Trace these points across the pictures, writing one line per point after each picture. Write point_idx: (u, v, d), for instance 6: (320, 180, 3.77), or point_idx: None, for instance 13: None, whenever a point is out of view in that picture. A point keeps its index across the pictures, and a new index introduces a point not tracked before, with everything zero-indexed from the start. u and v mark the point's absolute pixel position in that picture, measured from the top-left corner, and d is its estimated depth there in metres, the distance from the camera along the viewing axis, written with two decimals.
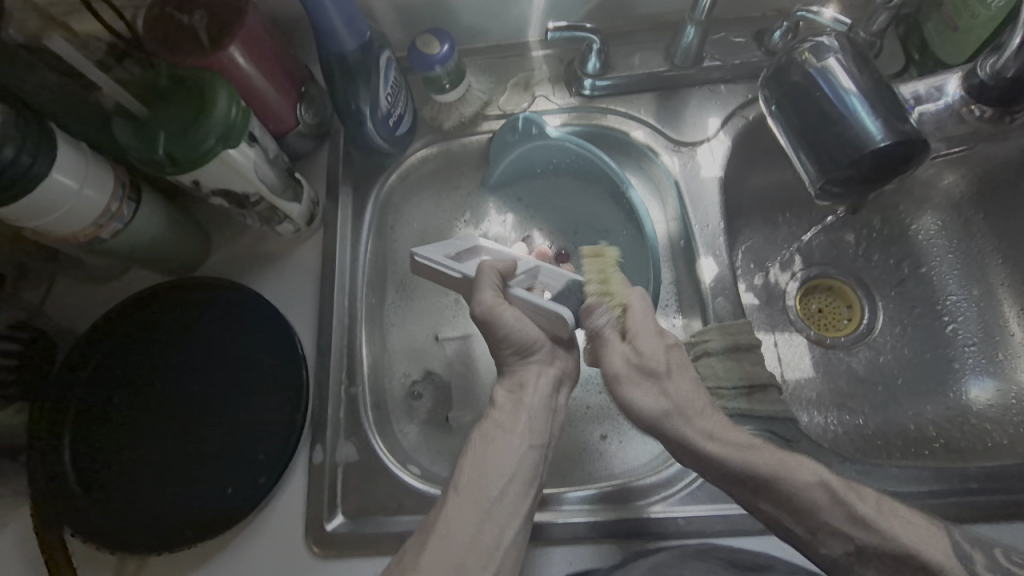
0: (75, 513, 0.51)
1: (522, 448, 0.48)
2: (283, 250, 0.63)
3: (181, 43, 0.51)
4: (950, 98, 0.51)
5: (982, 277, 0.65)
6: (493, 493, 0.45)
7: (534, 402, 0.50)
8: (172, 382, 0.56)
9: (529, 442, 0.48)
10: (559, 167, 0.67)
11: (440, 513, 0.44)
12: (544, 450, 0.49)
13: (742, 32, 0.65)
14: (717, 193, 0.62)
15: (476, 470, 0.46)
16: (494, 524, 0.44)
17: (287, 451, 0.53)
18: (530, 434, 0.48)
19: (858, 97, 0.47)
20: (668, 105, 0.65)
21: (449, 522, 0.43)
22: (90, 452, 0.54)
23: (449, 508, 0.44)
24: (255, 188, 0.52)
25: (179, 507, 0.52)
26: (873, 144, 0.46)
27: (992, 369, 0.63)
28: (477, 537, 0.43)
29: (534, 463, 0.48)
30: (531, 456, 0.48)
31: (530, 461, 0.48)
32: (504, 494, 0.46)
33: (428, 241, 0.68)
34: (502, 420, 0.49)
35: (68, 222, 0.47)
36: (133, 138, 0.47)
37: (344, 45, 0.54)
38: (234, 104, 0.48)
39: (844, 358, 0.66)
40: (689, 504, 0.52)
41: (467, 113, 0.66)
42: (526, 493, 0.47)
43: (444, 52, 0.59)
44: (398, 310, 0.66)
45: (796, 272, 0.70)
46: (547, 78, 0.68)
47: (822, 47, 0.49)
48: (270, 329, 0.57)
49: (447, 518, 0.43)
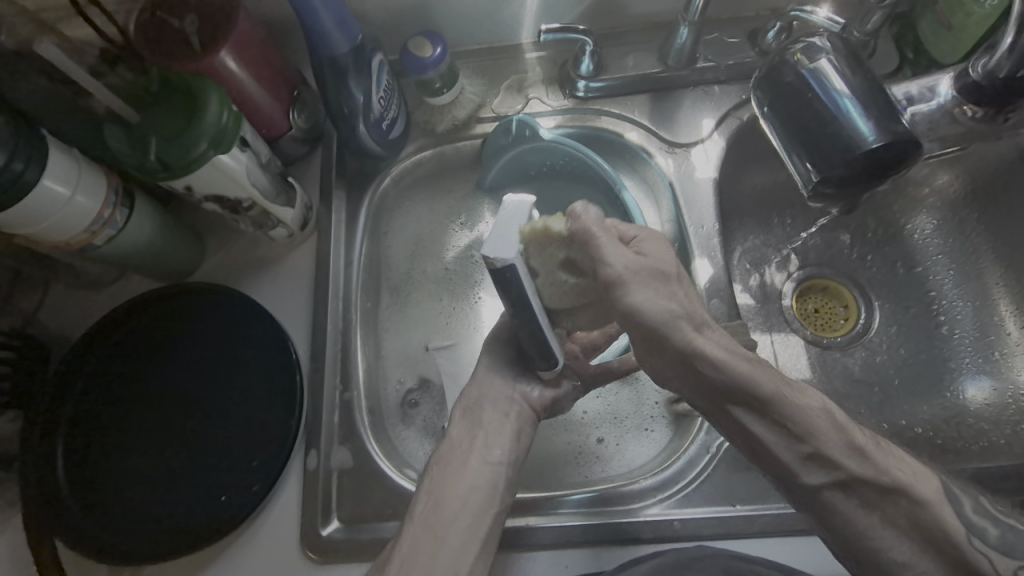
0: (70, 521, 0.51)
1: (476, 465, 0.48)
2: (277, 254, 0.63)
3: (171, 48, 0.51)
4: (943, 99, 0.51)
5: (977, 276, 0.65)
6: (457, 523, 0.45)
7: (490, 421, 0.50)
8: (165, 390, 0.56)
9: (483, 459, 0.48)
10: (553, 169, 0.66)
11: (394, 546, 0.44)
12: (503, 467, 0.49)
13: (735, 32, 0.65)
14: (711, 193, 0.62)
15: (429, 499, 0.46)
16: (448, 549, 0.44)
17: (282, 458, 0.53)
18: (482, 453, 0.48)
19: (851, 98, 0.47)
20: (662, 107, 0.65)
21: (409, 552, 0.43)
22: (83, 460, 0.53)
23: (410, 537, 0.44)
24: (248, 193, 0.52)
25: (173, 515, 0.52)
26: (866, 145, 0.46)
27: (988, 369, 0.63)
28: (431, 565, 0.43)
29: (492, 478, 0.48)
30: (487, 473, 0.48)
31: (489, 477, 0.48)
32: (460, 520, 0.45)
33: (422, 245, 0.68)
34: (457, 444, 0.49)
35: (59, 229, 0.47)
36: (126, 145, 0.47)
37: (335, 48, 0.54)
38: (225, 110, 0.48)
39: (840, 359, 0.66)
40: (686, 507, 0.52)
41: (461, 115, 0.66)
42: (489, 512, 0.46)
43: (436, 55, 0.59)
44: (393, 315, 0.66)
45: (792, 272, 0.70)
46: (541, 80, 0.67)
47: (815, 48, 0.49)
48: (265, 334, 0.57)
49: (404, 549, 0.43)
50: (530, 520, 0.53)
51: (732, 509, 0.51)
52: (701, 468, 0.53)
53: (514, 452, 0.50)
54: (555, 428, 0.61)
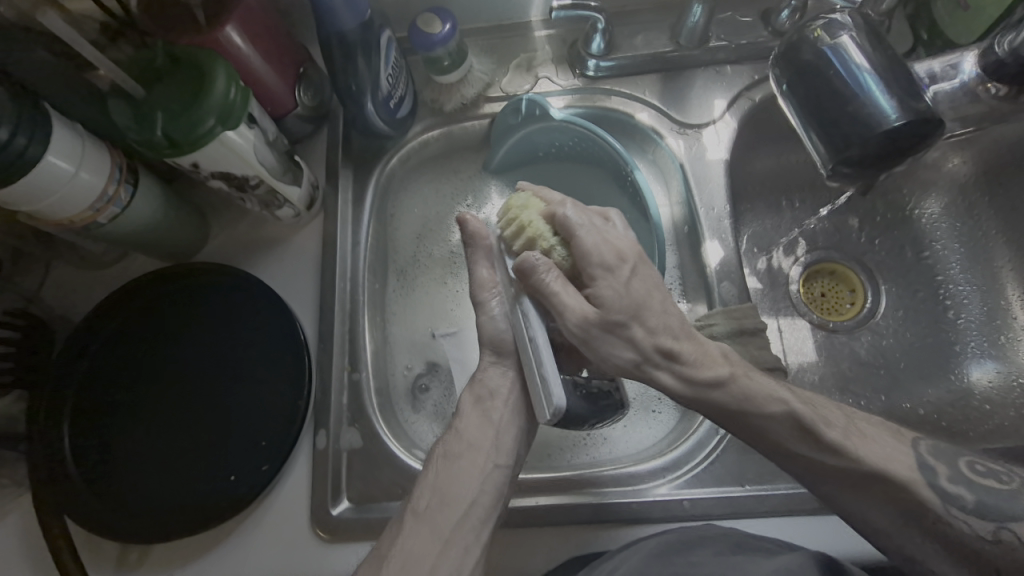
0: (79, 499, 0.51)
1: (488, 466, 0.47)
2: (282, 235, 0.62)
3: (176, 22, 0.50)
4: (966, 76, 0.51)
5: (986, 261, 0.65)
6: (453, 520, 0.44)
7: (502, 420, 0.49)
8: (173, 370, 0.55)
9: (494, 462, 0.47)
10: (562, 150, 0.66)
11: (396, 538, 0.43)
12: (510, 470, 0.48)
13: (748, 11, 0.64)
14: (722, 175, 0.61)
15: (436, 494, 0.45)
16: (453, 552, 0.43)
17: (291, 438, 0.53)
18: (494, 455, 0.47)
19: (872, 75, 0.46)
20: (673, 87, 0.64)
21: (409, 547, 0.42)
22: (90, 440, 0.53)
23: (406, 536, 0.43)
24: (255, 170, 0.51)
25: (182, 495, 0.52)
26: (887, 123, 0.46)
27: (994, 353, 0.63)
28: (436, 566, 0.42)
29: (500, 482, 0.47)
30: (496, 477, 0.47)
31: (496, 480, 0.47)
32: (464, 522, 0.45)
33: (429, 227, 0.68)
34: (467, 437, 0.48)
35: (63, 206, 0.46)
36: (130, 119, 0.46)
37: (343, 22, 0.52)
38: (232, 84, 0.47)
39: (847, 343, 0.66)
40: (695, 487, 0.52)
41: (469, 94, 0.65)
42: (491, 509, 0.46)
43: (445, 32, 0.58)
44: (400, 298, 0.65)
45: (800, 256, 0.70)
46: (550, 59, 0.66)
47: (836, 24, 0.48)
48: (272, 314, 0.56)
49: (405, 545, 0.43)
50: (540, 500, 0.53)
51: (742, 489, 0.52)
52: (710, 449, 0.54)
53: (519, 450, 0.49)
54: None
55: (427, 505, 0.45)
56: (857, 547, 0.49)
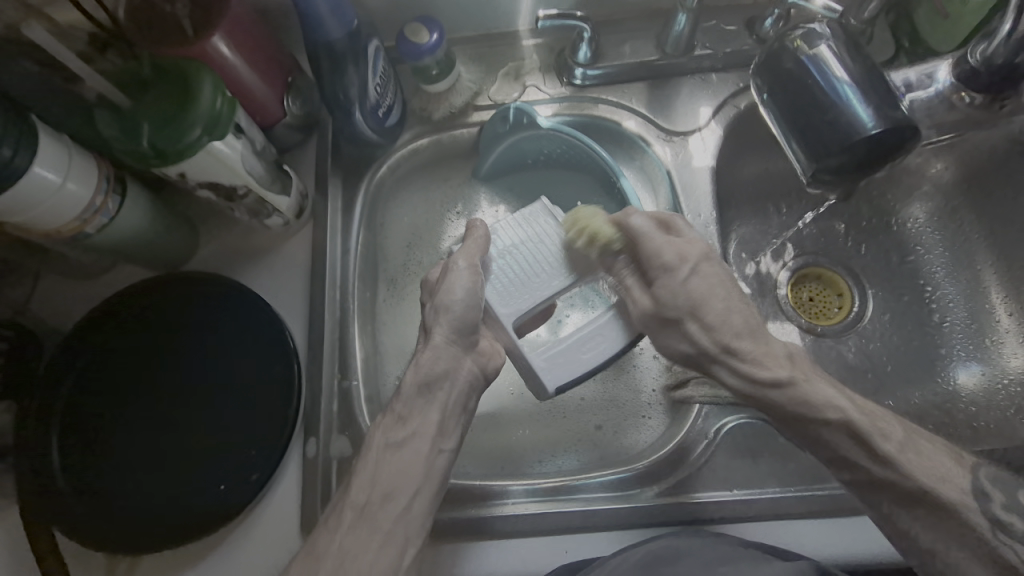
0: (66, 512, 0.51)
1: (430, 453, 0.48)
2: (272, 243, 0.62)
3: (158, 30, 0.49)
4: (941, 85, 0.52)
5: (969, 264, 0.66)
6: (394, 514, 0.45)
7: (448, 403, 0.50)
8: (162, 381, 0.55)
9: (437, 447, 0.48)
10: (551, 157, 0.67)
11: (332, 538, 0.43)
12: (453, 455, 0.49)
13: (733, 20, 0.65)
14: (708, 182, 0.62)
15: (376, 487, 0.45)
16: (391, 545, 0.44)
17: (280, 447, 0.53)
18: (438, 440, 0.48)
19: (851, 85, 0.47)
20: (660, 94, 0.65)
21: (346, 546, 0.43)
22: (77, 452, 0.53)
23: (347, 530, 0.44)
24: (242, 180, 0.52)
25: (169, 506, 0.51)
26: (864, 131, 0.46)
27: (980, 356, 0.63)
28: (371, 563, 0.43)
29: (443, 467, 0.48)
30: (438, 463, 0.48)
31: (440, 464, 0.48)
32: (407, 512, 0.46)
33: (418, 236, 0.68)
34: (410, 424, 0.48)
35: (50, 216, 0.46)
36: (117, 129, 0.46)
37: (331, 33, 0.53)
38: (219, 95, 0.47)
39: (834, 347, 0.66)
40: (684, 492, 0.52)
41: (458, 103, 0.66)
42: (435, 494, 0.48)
43: (432, 41, 0.59)
44: (390, 307, 0.65)
45: (788, 261, 0.70)
46: (537, 67, 0.67)
47: (814, 34, 0.49)
48: (261, 323, 0.57)
49: (343, 541, 0.43)
50: (528, 507, 0.53)
51: (730, 493, 0.52)
52: (698, 455, 0.54)
53: (461, 436, 0.51)
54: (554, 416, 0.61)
55: (367, 497, 0.45)
56: (846, 550, 0.49)
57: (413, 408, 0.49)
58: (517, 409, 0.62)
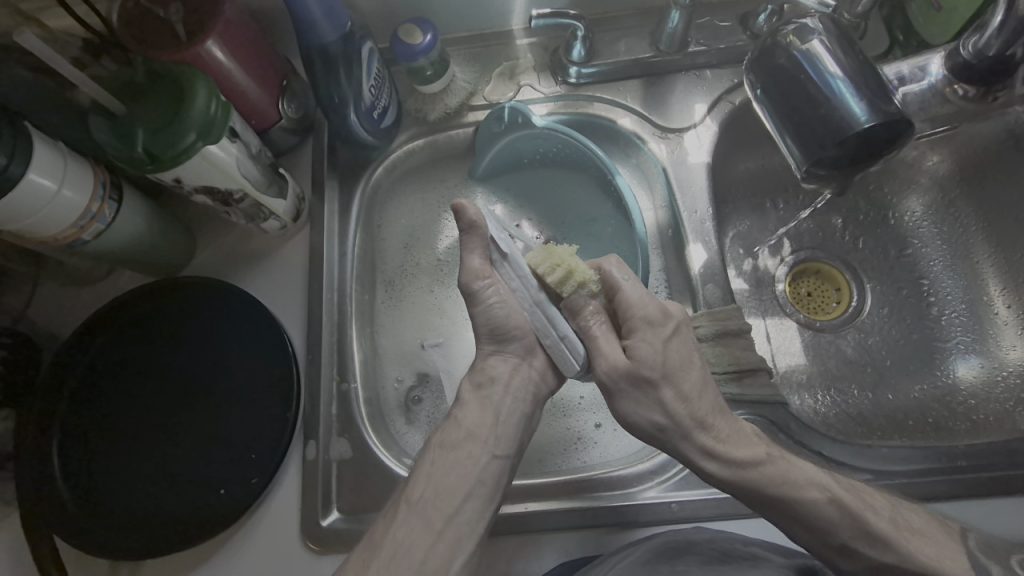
0: (68, 519, 0.51)
1: (485, 458, 0.47)
2: (270, 247, 0.62)
3: (154, 36, 0.50)
4: (934, 78, 0.52)
5: (967, 256, 0.66)
6: (448, 513, 0.44)
7: (509, 412, 0.49)
8: (162, 385, 0.55)
9: (491, 451, 0.47)
10: (546, 157, 0.66)
11: (387, 532, 0.43)
12: (510, 462, 0.48)
13: (726, 15, 0.65)
14: (704, 178, 0.62)
15: (431, 487, 0.45)
16: (443, 549, 0.43)
17: (281, 450, 0.53)
18: (494, 445, 0.47)
19: (844, 80, 0.47)
20: (655, 91, 0.65)
21: (400, 540, 0.43)
22: (78, 458, 0.53)
23: (400, 526, 0.43)
24: (238, 184, 0.52)
25: (171, 510, 0.51)
26: (858, 126, 0.46)
27: (979, 348, 0.63)
28: (424, 564, 0.42)
29: (498, 472, 0.47)
30: (494, 468, 0.47)
31: (495, 470, 0.47)
32: (462, 516, 0.45)
33: (416, 237, 0.68)
34: (466, 425, 0.48)
35: (47, 223, 0.46)
36: (111, 135, 0.46)
37: (324, 36, 0.53)
38: (213, 99, 0.47)
39: (833, 341, 0.67)
40: (684, 490, 0.52)
41: (453, 103, 0.66)
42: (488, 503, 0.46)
43: (426, 42, 0.59)
44: (389, 308, 0.66)
45: (785, 257, 0.70)
46: (532, 67, 0.67)
47: (807, 29, 0.49)
48: (260, 326, 0.57)
49: (395, 536, 0.43)
50: (530, 505, 0.53)
51: None
52: None
53: (520, 443, 0.49)
54: (554, 414, 0.61)
55: (421, 496, 0.45)
56: None
57: (469, 413, 0.48)
58: None
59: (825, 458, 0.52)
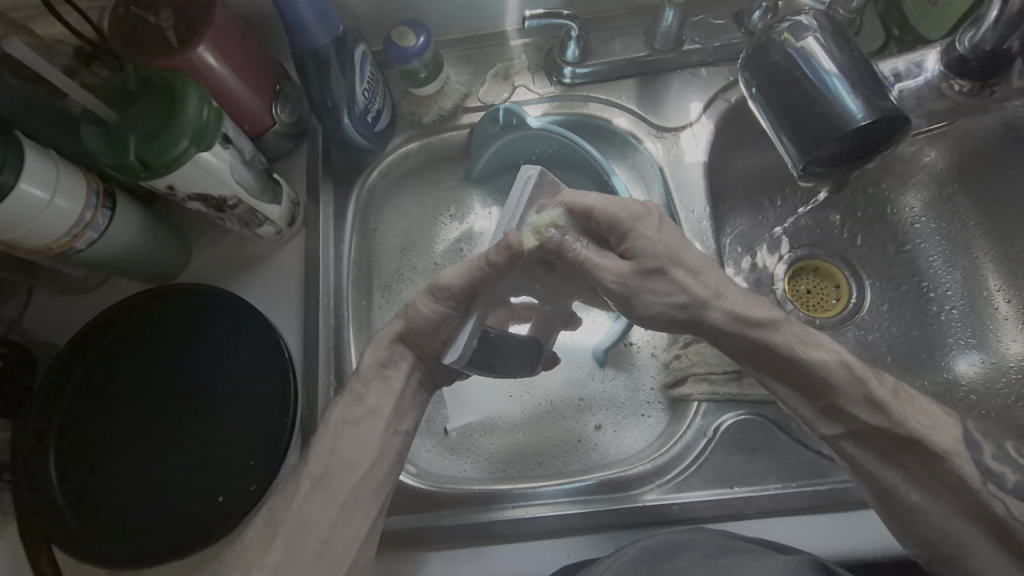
0: (67, 528, 0.51)
1: (388, 433, 0.51)
2: (265, 252, 0.62)
3: (147, 43, 0.50)
4: (930, 73, 0.51)
5: (966, 252, 0.66)
6: (349, 484, 0.48)
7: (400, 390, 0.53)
8: (160, 393, 0.55)
9: (392, 427, 0.52)
10: (542, 158, 0.66)
11: (291, 505, 0.46)
12: (408, 436, 0.53)
13: (721, 13, 0.65)
14: (701, 178, 0.61)
15: (333, 460, 0.49)
16: (350, 520, 0.47)
17: (279, 457, 0.53)
18: (392, 422, 0.52)
19: (839, 77, 0.47)
20: (649, 90, 0.65)
21: (305, 510, 0.46)
22: (77, 467, 0.53)
23: (305, 497, 0.47)
24: (232, 190, 0.51)
25: (170, 519, 0.51)
26: (854, 122, 0.46)
27: (979, 344, 0.63)
28: (330, 533, 0.47)
29: (398, 446, 0.52)
30: (393, 445, 0.51)
31: (395, 444, 0.51)
32: (361, 483, 0.49)
33: (412, 240, 0.68)
34: (369, 403, 0.51)
35: (39, 233, 0.46)
36: (103, 144, 0.46)
37: (316, 40, 0.52)
38: (205, 105, 0.47)
39: (833, 339, 0.66)
40: (684, 492, 0.52)
41: (447, 105, 0.65)
42: (386, 479, 0.50)
43: (419, 44, 0.58)
44: (387, 313, 0.65)
45: (784, 254, 0.70)
46: (526, 67, 0.67)
47: (801, 26, 0.49)
48: (256, 332, 0.56)
49: (300, 509, 0.46)
50: (530, 509, 0.53)
51: (733, 489, 0.52)
52: (698, 453, 0.53)
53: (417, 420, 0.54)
54: (554, 417, 0.61)
55: (324, 468, 0.48)
56: (850, 543, 0.49)
57: (371, 389, 0.52)
58: (517, 411, 0.62)
59: (825, 457, 0.52)
